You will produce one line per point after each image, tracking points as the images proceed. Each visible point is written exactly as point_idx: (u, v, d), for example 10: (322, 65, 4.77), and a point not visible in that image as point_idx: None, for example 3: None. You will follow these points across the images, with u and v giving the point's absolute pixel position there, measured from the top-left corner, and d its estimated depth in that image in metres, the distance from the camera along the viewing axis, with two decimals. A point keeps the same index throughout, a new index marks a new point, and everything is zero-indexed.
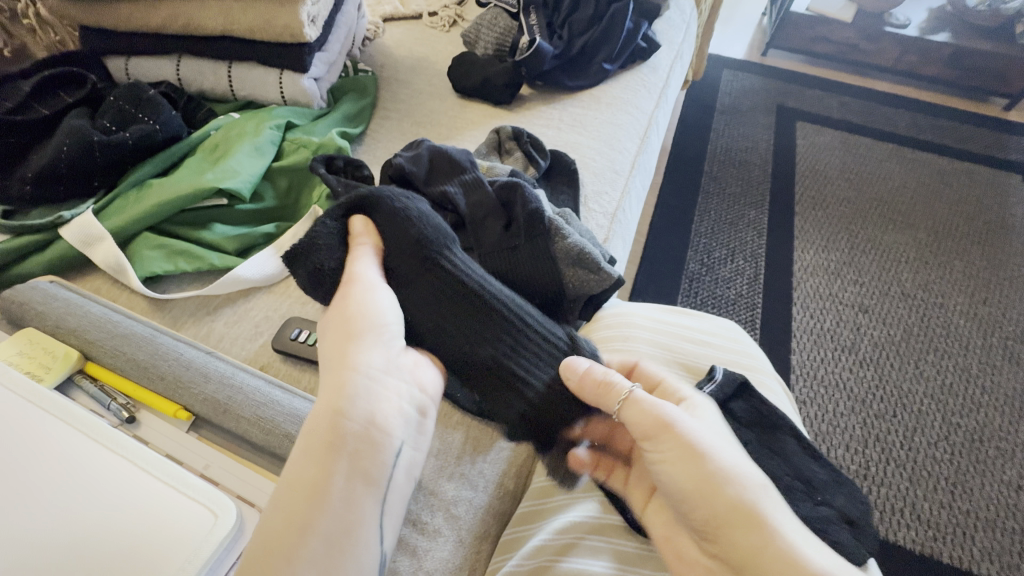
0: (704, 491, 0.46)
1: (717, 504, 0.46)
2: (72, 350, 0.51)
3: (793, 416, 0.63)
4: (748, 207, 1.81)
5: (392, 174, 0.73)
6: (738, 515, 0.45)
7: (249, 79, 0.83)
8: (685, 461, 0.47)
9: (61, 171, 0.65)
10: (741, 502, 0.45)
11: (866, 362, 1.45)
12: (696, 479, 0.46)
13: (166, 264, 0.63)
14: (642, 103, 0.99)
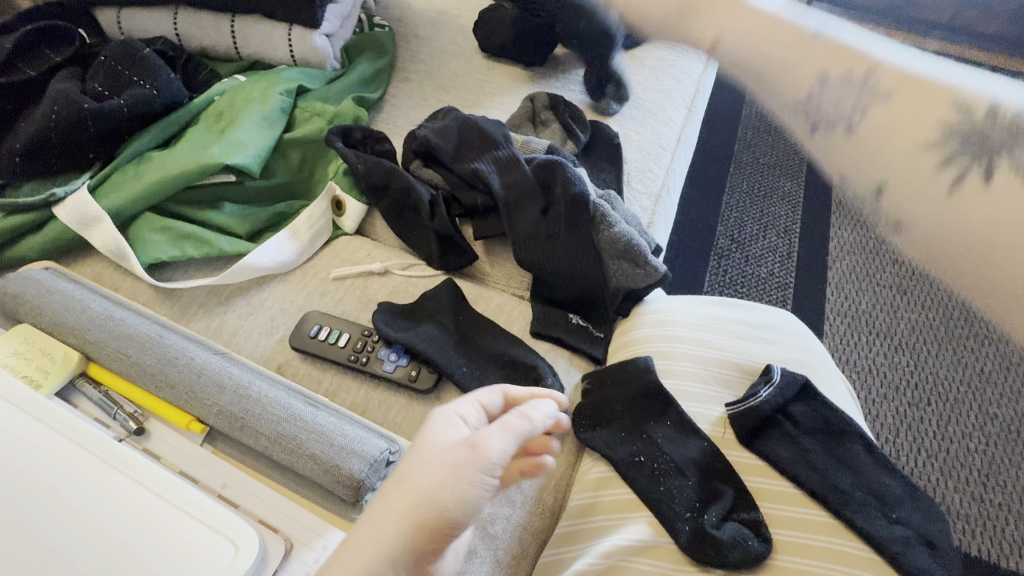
0: (791, 48, 0.41)
1: (776, 32, 0.42)
2: (71, 351, 0.46)
3: (863, 426, 0.55)
4: (783, 178, 1.70)
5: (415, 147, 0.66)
6: (833, 48, 0.40)
7: (255, 36, 0.74)
8: (753, 40, 0.42)
9: (51, 143, 0.58)
10: (826, 44, 0.40)
11: (902, 347, 1.38)
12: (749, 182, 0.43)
13: (172, 249, 0.57)
14: (690, 66, 0.89)
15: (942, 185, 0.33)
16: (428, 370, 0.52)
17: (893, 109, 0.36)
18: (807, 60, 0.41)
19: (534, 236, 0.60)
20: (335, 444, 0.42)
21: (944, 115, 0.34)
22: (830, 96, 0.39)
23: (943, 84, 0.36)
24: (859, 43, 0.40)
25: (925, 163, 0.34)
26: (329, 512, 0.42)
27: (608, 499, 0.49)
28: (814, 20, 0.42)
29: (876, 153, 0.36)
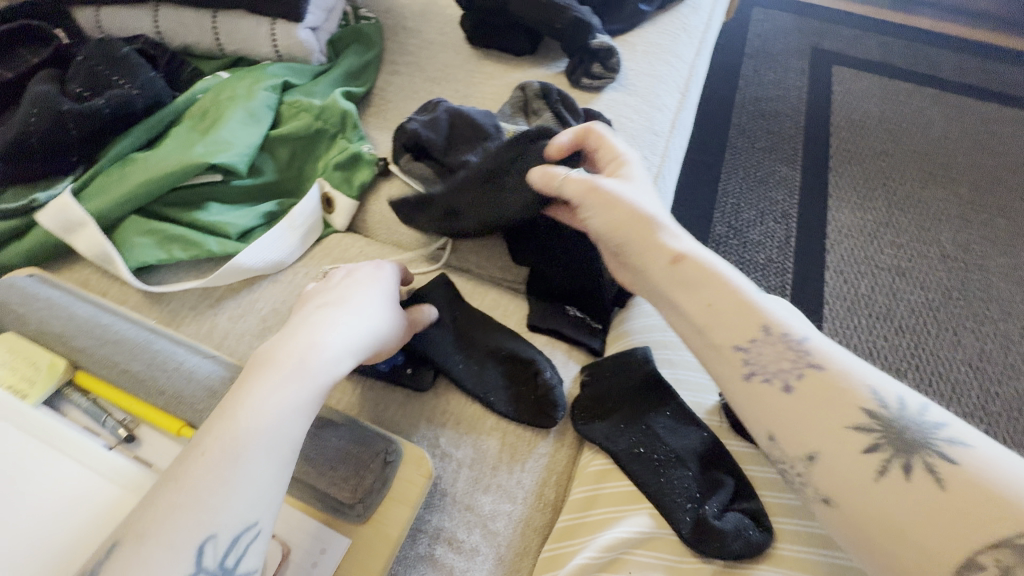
0: (703, 294, 0.43)
1: (704, 276, 0.44)
2: (57, 359, 0.45)
3: None
4: (779, 163, 1.69)
5: (407, 140, 0.65)
6: (714, 284, 0.44)
7: (238, 31, 0.72)
8: (677, 289, 0.45)
9: (31, 147, 0.57)
10: (719, 288, 0.43)
11: (901, 329, 1.38)
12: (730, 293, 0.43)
13: (159, 252, 0.56)
14: (683, 51, 0.87)
15: (868, 467, 0.36)
16: (425, 368, 0.53)
17: (722, 361, 0.42)
18: (688, 297, 0.44)
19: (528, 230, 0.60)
20: None
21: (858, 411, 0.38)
22: (736, 333, 0.42)
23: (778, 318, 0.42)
24: (746, 295, 0.43)
25: (766, 392, 0.40)
26: (327, 515, 0.41)
27: (608, 491, 0.49)
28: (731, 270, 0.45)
29: (812, 426, 0.38)
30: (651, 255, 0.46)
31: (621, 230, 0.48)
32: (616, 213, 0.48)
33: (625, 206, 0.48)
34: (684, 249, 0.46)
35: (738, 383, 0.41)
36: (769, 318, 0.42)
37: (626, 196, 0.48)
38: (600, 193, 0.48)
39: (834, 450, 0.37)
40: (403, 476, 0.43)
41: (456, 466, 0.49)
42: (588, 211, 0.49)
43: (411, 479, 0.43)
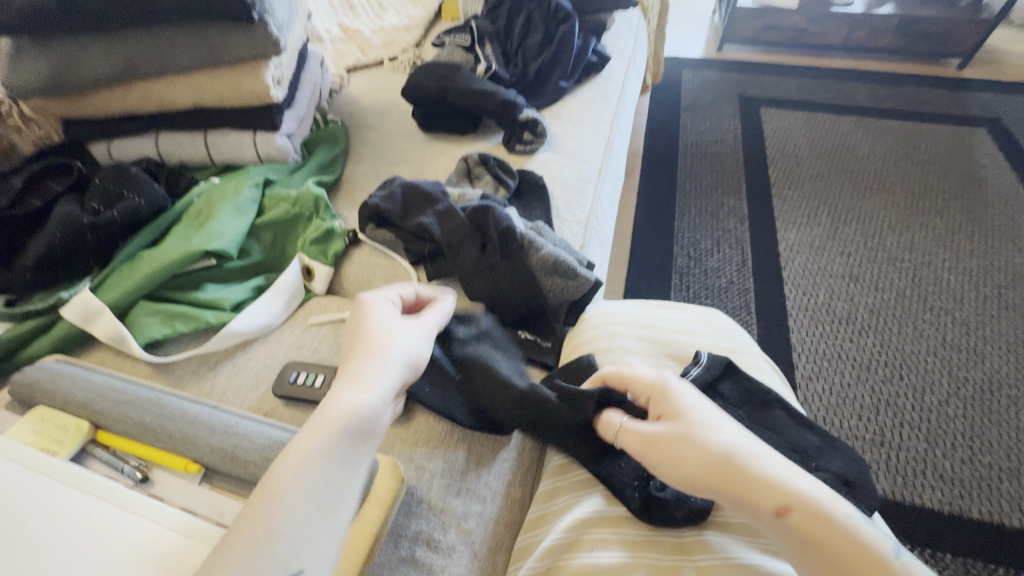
0: (821, 557, 0.40)
1: (824, 532, 0.40)
2: (82, 422, 0.53)
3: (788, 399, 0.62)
4: (726, 196, 1.83)
5: (369, 211, 0.77)
6: (840, 544, 0.40)
7: (226, 144, 0.87)
8: (793, 550, 0.41)
9: (56, 255, 0.68)
10: (847, 550, 0.39)
11: (865, 330, 1.43)
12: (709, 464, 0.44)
13: (164, 328, 0.66)
14: (602, 113, 1.04)
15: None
16: None
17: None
18: (811, 557, 0.40)
19: (476, 270, 0.70)
20: None
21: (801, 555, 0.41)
22: (807, 530, 0.41)
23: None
24: (859, 530, 0.40)
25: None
26: None
27: (568, 481, 0.56)
28: (841, 505, 0.42)
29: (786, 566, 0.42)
30: (750, 511, 0.43)
31: (702, 482, 0.44)
32: (689, 463, 0.45)
33: (708, 456, 0.44)
34: (789, 498, 0.42)
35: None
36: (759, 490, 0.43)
37: (683, 435, 0.46)
38: (673, 437, 0.46)
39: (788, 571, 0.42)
40: (378, 481, 0.49)
41: (430, 477, 0.56)
42: (657, 463, 0.47)
43: (385, 483, 0.49)
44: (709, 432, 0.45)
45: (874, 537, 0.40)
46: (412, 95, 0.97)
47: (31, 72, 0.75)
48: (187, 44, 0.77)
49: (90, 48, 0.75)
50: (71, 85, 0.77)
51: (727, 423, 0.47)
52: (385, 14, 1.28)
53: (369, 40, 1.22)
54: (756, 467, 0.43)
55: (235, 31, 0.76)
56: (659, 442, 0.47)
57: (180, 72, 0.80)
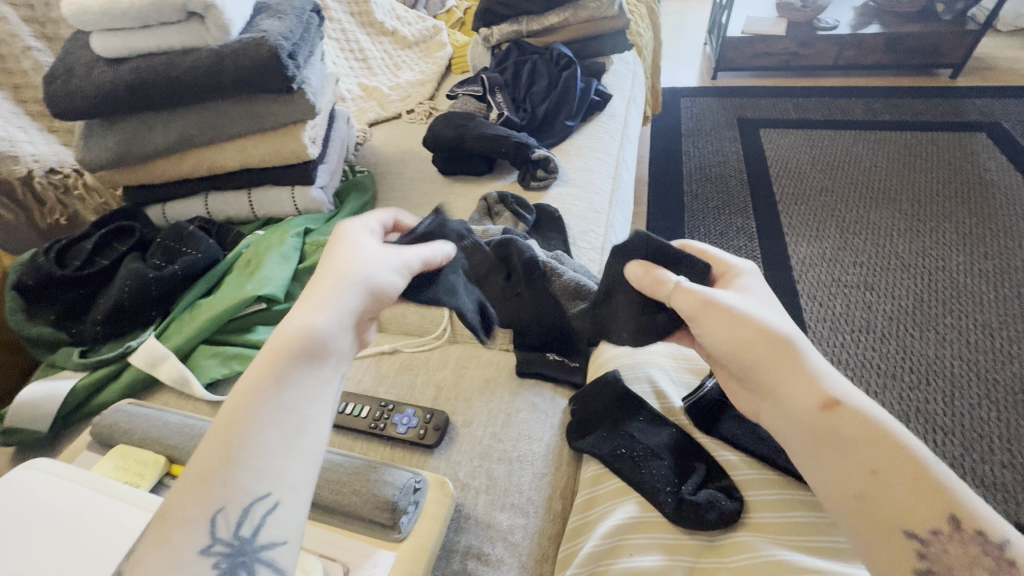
0: (865, 457, 0.43)
1: (867, 432, 0.43)
2: (159, 456, 0.58)
3: None
4: (734, 215, 1.88)
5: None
6: (874, 434, 0.43)
7: (267, 200, 0.96)
8: (829, 438, 0.45)
9: (124, 309, 0.76)
10: (882, 447, 0.43)
11: (886, 337, 1.43)
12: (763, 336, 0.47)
13: (223, 368, 0.72)
14: (608, 147, 1.11)
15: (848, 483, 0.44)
16: (433, 429, 0.64)
17: (868, 508, 0.42)
18: (844, 451, 0.44)
19: (501, 298, 0.74)
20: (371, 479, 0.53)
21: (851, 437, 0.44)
22: (849, 428, 0.44)
23: (942, 480, 0.42)
24: (903, 444, 0.43)
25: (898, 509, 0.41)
26: (373, 537, 0.51)
27: (604, 490, 0.59)
28: (880, 409, 0.45)
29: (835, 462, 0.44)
30: (799, 398, 0.46)
31: (748, 360, 0.48)
32: (741, 332, 0.48)
33: (763, 349, 0.48)
34: (839, 395, 0.45)
35: (885, 525, 0.42)
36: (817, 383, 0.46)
37: (745, 313, 0.49)
38: (719, 305, 0.49)
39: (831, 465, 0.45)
40: (431, 499, 0.54)
41: (474, 495, 0.60)
42: (704, 325, 0.49)
43: (437, 500, 0.54)
44: (778, 322, 0.48)
45: (911, 442, 0.43)
46: (432, 144, 1.05)
47: (102, 149, 0.85)
48: (235, 115, 0.86)
49: (154, 126, 0.86)
50: (134, 158, 0.87)
51: (780, 313, 0.50)
52: (400, 71, 1.40)
53: (387, 96, 1.32)
54: (811, 366, 0.47)
55: (277, 100, 0.86)
56: (713, 301, 0.49)
57: (228, 139, 0.89)
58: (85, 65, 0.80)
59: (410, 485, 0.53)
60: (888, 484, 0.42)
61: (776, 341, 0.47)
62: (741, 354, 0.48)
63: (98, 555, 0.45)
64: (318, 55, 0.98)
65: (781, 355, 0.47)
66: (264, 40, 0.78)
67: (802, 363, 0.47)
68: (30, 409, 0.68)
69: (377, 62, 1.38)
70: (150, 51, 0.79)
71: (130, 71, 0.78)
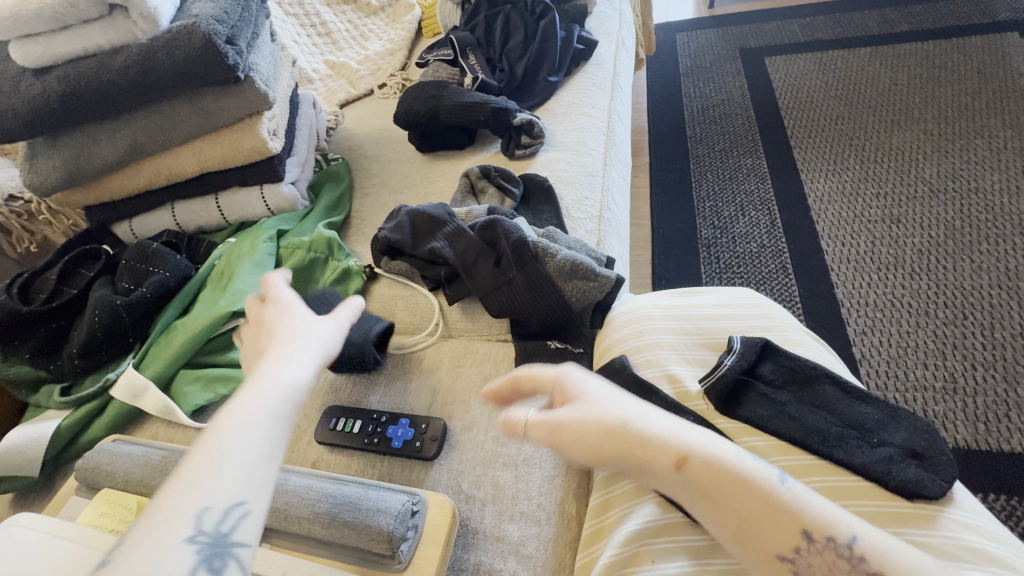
0: (730, 500, 0.42)
1: (720, 478, 0.43)
2: (143, 499, 0.55)
3: (841, 374, 0.59)
4: (743, 156, 1.75)
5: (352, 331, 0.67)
6: (729, 481, 0.42)
7: (236, 203, 0.89)
8: (693, 495, 0.43)
9: (98, 340, 0.71)
10: (747, 491, 0.42)
11: (916, 272, 1.34)
12: (602, 434, 0.46)
13: (207, 394, 0.68)
14: (597, 101, 1.01)
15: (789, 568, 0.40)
16: (430, 440, 0.60)
17: (752, 551, 0.41)
18: (713, 500, 0.42)
19: (494, 286, 0.69)
20: (364, 507, 0.49)
21: (758, 489, 0.42)
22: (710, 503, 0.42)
23: (803, 506, 0.41)
24: (778, 495, 0.42)
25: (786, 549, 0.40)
26: (371, 571, 0.47)
27: (619, 491, 0.54)
28: (728, 449, 0.45)
29: (766, 533, 0.41)
30: (651, 466, 0.44)
31: (606, 452, 0.45)
32: (589, 436, 0.46)
33: (621, 434, 0.45)
34: (686, 449, 0.44)
35: (771, 562, 0.40)
36: (662, 450, 0.44)
37: (588, 413, 0.47)
38: (577, 413, 0.47)
39: (762, 532, 0.41)
40: (430, 520, 0.50)
41: (481, 506, 0.55)
42: (564, 437, 0.47)
43: (437, 521, 0.50)
44: (619, 408, 0.47)
45: (761, 473, 0.43)
46: (405, 121, 0.97)
47: (49, 169, 0.79)
48: (184, 115, 0.79)
49: (99, 137, 0.79)
50: (86, 175, 0.81)
51: (622, 402, 0.48)
52: (368, 42, 1.28)
53: (356, 72, 1.22)
54: (650, 426, 0.46)
55: (226, 94, 0.78)
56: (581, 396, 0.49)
57: (181, 143, 0.82)
58: (11, 79, 0.73)
59: (405, 511, 0.49)
60: (754, 521, 0.41)
61: (622, 432, 0.45)
62: (605, 452, 0.46)
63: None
64: (266, 35, 0.89)
65: (619, 436, 0.45)
66: (195, 27, 0.70)
67: (641, 434, 0.45)
68: (15, 455, 0.65)
69: (341, 35, 1.27)
70: (75, 55, 0.71)
71: (58, 80, 0.71)
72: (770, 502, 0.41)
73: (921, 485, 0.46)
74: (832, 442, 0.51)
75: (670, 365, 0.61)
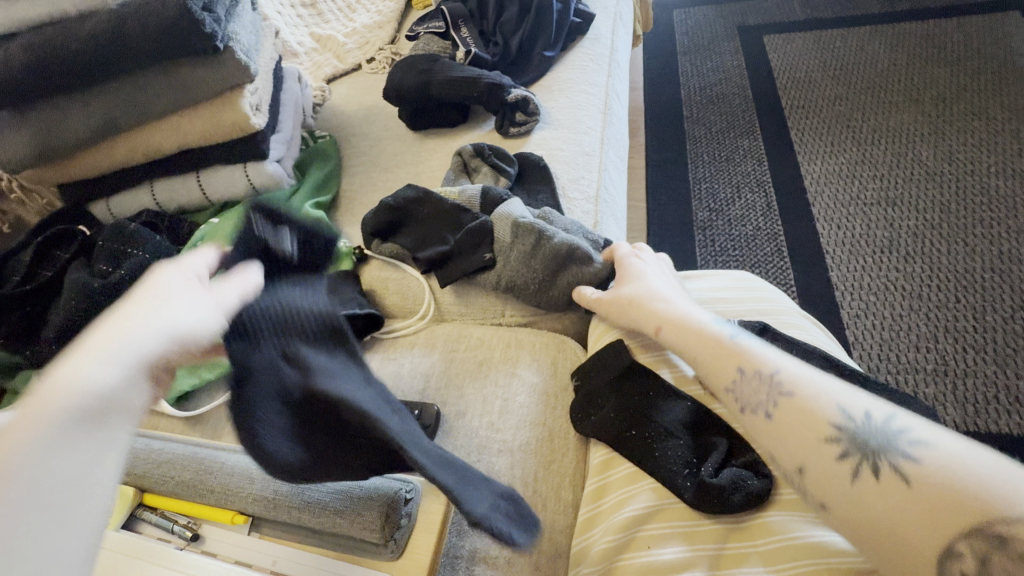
0: (711, 362, 0.51)
1: (695, 343, 0.53)
2: (126, 488, 0.52)
3: (838, 357, 0.58)
4: (740, 137, 1.72)
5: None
6: (710, 350, 0.52)
7: (219, 181, 0.86)
8: (692, 364, 0.53)
9: (76, 324, 0.69)
10: (732, 360, 0.50)
11: (910, 255, 1.33)
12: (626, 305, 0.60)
13: (192, 379, 0.67)
14: (594, 78, 0.98)
15: (848, 471, 0.40)
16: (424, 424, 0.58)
17: (780, 436, 0.44)
18: (705, 370, 0.51)
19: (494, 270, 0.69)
20: (355, 496, 0.48)
21: (757, 369, 0.48)
22: (746, 391, 0.47)
23: (813, 391, 0.44)
24: (795, 379, 0.46)
25: (828, 453, 0.41)
26: (363, 559, 0.46)
27: (615, 477, 0.53)
28: (729, 331, 0.52)
29: (781, 423, 0.44)
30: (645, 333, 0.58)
31: (629, 319, 0.60)
32: (623, 311, 0.60)
33: (648, 312, 0.58)
34: (662, 322, 0.56)
35: (796, 438, 0.43)
36: (662, 318, 0.56)
37: (624, 293, 0.61)
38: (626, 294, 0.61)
39: (788, 428, 0.44)
40: (428, 507, 0.48)
41: None
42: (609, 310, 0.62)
43: (435, 508, 0.47)
44: (659, 305, 0.57)
45: (769, 357, 0.48)
46: (395, 96, 0.93)
47: (17, 144, 0.75)
48: (160, 87, 0.75)
49: (70, 110, 0.74)
50: (58, 151, 0.77)
51: (662, 290, 0.59)
52: (354, 14, 1.23)
53: (343, 45, 1.17)
54: (662, 306, 0.57)
55: (204, 64, 0.75)
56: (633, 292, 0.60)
57: (159, 117, 0.78)
58: None
59: (399, 498, 0.48)
60: (752, 391, 0.47)
61: (639, 307, 0.59)
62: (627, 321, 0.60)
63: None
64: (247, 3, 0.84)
65: (643, 314, 0.58)
66: None
67: (650, 308, 0.58)
68: None
69: (326, 6, 1.21)
70: (39, 20, 0.67)
71: (22, 46, 0.67)
72: (777, 385, 0.46)
73: None
74: None
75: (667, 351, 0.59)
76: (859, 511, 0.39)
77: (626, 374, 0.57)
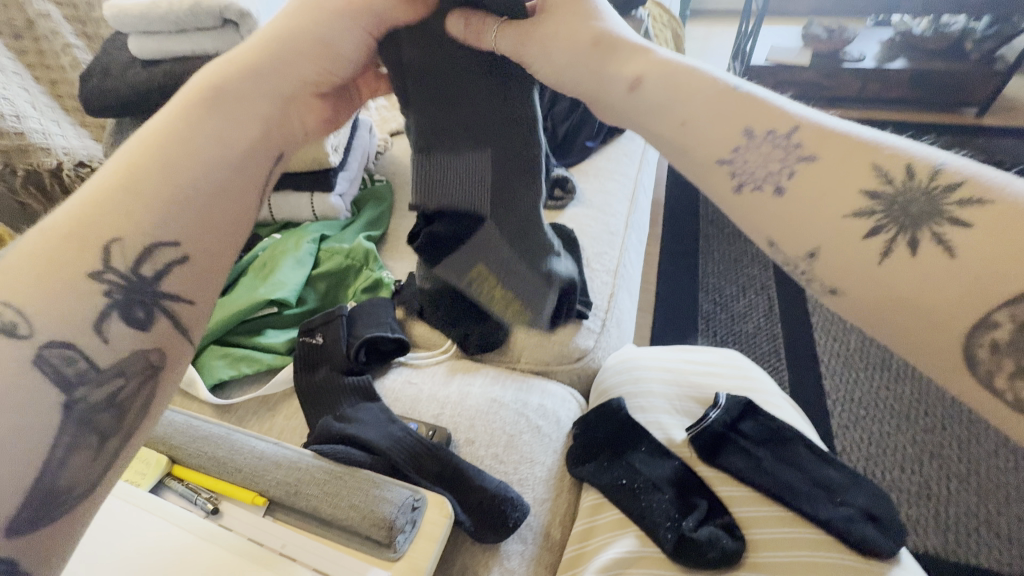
0: (703, 122, 0.42)
1: (696, 89, 0.43)
2: (161, 457, 0.59)
3: (811, 436, 0.64)
4: (749, 243, 1.85)
5: (364, 340, 0.72)
6: (730, 103, 0.42)
7: (287, 204, 0.97)
8: (669, 116, 0.44)
9: None
10: (737, 116, 0.41)
11: (900, 377, 1.39)
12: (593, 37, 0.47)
13: (231, 370, 0.74)
14: (626, 170, 1.12)
15: (874, 250, 0.35)
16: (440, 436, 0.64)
17: (775, 217, 0.40)
18: (705, 132, 0.42)
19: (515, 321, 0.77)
20: (371, 494, 0.52)
21: (765, 125, 0.40)
22: (751, 162, 0.41)
23: (874, 145, 0.37)
24: (817, 133, 0.39)
25: (855, 232, 0.36)
26: (367, 556, 0.49)
27: (603, 521, 0.57)
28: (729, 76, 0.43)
29: (805, 213, 0.38)
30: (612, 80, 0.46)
31: (591, 65, 0.47)
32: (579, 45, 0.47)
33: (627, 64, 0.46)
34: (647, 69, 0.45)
35: (813, 208, 0.38)
36: (653, 66, 0.45)
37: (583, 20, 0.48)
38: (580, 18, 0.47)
39: (818, 221, 0.37)
40: (428, 518, 0.52)
41: None
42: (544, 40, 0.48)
43: (435, 519, 0.52)
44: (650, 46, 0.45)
45: (776, 103, 0.41)
46: None
47: None
48: None
49: None
50: None
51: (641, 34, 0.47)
52: None
53: None
54: (655, 53, 0.45)
55: None
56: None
57: None
58: (121, 65, 0.82)
59: (408, 503, 0.52)
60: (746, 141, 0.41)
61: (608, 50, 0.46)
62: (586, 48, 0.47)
63: (118, 572, 0.46)
64: None
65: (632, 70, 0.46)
66: None
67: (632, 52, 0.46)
68: None
69: None
70: (182, 55, 0.81)
71: (164, 73, 0.81)
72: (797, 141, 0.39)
73: (875, 542, 0.51)
74: (801, 497, 0.56)
75: (657, 415, 0.66)
76: (890, 292, 0.34)
77: (624, 429, 0.63)
